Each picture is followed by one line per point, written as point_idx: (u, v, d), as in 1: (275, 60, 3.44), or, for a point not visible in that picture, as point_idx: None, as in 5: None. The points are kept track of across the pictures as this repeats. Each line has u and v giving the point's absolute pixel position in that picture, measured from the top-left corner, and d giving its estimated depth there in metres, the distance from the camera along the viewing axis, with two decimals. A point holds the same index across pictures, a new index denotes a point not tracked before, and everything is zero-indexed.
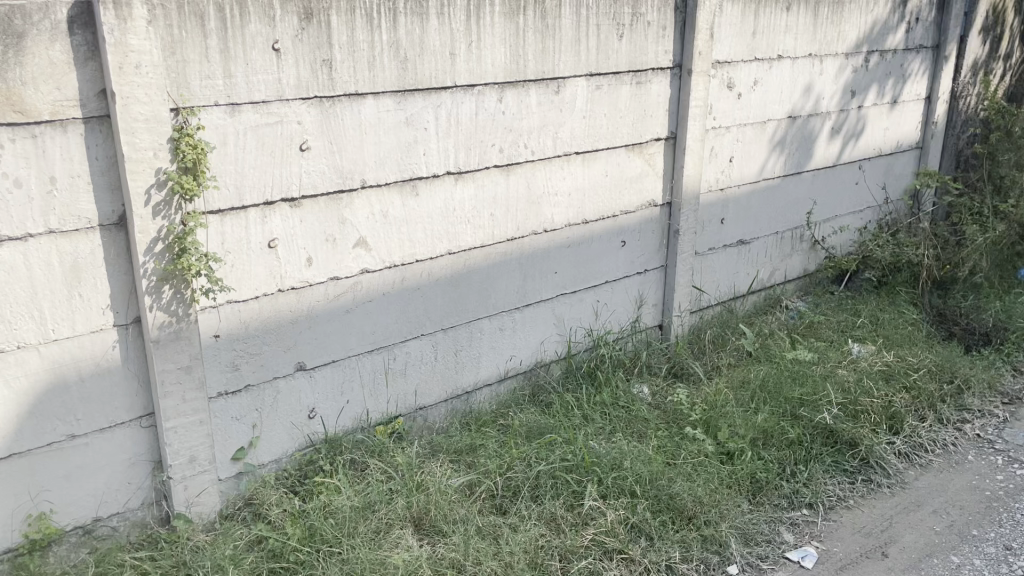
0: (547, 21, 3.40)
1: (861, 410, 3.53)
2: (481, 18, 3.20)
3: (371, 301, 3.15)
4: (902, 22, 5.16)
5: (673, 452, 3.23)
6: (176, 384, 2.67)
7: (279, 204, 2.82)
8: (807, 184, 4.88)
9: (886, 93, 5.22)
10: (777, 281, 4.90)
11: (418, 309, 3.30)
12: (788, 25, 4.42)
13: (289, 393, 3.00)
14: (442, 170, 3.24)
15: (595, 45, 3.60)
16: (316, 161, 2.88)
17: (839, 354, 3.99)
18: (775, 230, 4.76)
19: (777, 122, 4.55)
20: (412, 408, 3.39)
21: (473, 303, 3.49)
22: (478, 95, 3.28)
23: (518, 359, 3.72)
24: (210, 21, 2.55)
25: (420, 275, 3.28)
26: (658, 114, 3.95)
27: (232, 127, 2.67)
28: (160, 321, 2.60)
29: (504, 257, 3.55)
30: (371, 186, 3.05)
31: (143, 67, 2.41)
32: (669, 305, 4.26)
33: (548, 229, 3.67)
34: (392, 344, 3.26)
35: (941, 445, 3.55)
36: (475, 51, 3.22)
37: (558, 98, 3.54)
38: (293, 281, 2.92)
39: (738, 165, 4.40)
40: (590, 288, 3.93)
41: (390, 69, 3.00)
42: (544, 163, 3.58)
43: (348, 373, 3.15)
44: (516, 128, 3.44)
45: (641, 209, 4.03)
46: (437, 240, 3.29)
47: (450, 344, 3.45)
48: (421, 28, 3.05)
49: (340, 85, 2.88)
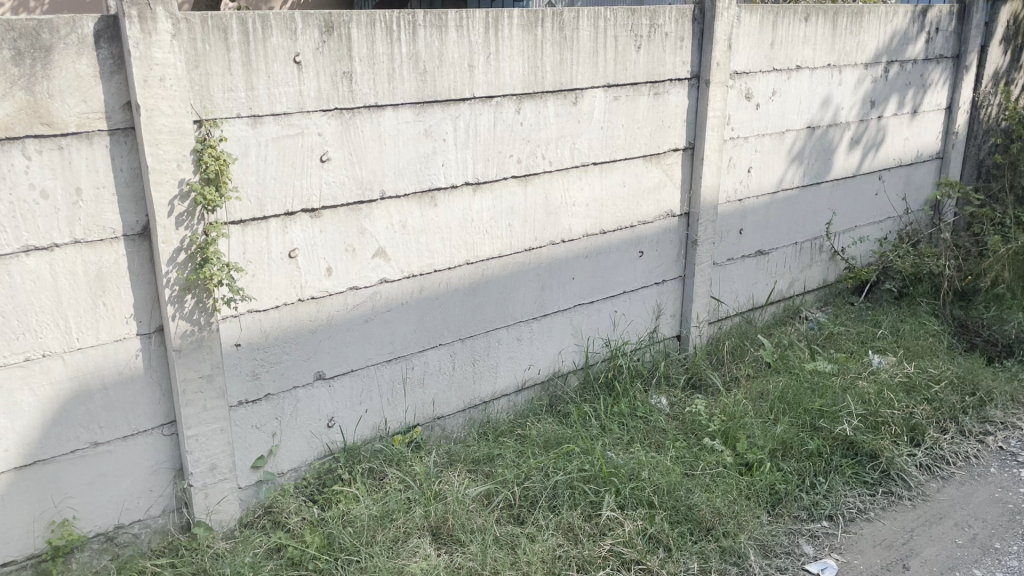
0: (565, 33, 3.43)
1: (882, 421, 3.49)
2: (500, 31, 3.23)
3: (389, 311, 3.18)
4: (923, 32, 5.13)
5: (691, 463, 3.22)
6: (197, 393, 2.70)
7: (299, 215, 2.86)
8: (826, 194, 4.87)
9: (906, 103, 5.20)
10: (796, 292, 4.88)
11: (437, 318, 3.33)
12: (807, 36, 4.42)
13: (309, 402, 3.03)
14: (460, 181, 3.27)
15: (613, 57, 3.62)
16: (336, 172, 2.92)
17: (860, 365, 3.95)
18: (794, 240, 4.74)
19: (796, 132, 4.55)
20: (431, 417, 3.41)
21: (491, 313, 3.50)
22: (497, 106, 3.31)
23: (535, 369, 3.73)
24: (233, 34, 2.59)
25: (438, 285, 3.30)
26: (676, 125, 3.96)
27: (254, 138, 2.71)
28: (182, 330, 2.63)
29: (522, 267, 3.56)
30: (390, 198, 3.08)
31: (167, 80, 2.45)
32: (687, 316, 4.25)
33: (565, 239, 3.69)
34: (411, 353, 3.28)
35: (963, 457, 3.49)
36: (493, 63, 3.24)
37: (576, 109, 3.56)
38: (313, 291, 2.95)
39: (757, 176, 4.40)
40: (608, 297, 3.94)
41: (410, 81, 3.03)
42: (562, 173, 3.60)
43: (366, 382, 3.18)
44: (534, 138, 3.46)
45: (659, 220, 4.03)
46: (455, 250, 3.32)
47: (468, 354, 3.47)
48: (440, 40, 3.08)
49: (360, 98, 2.92)
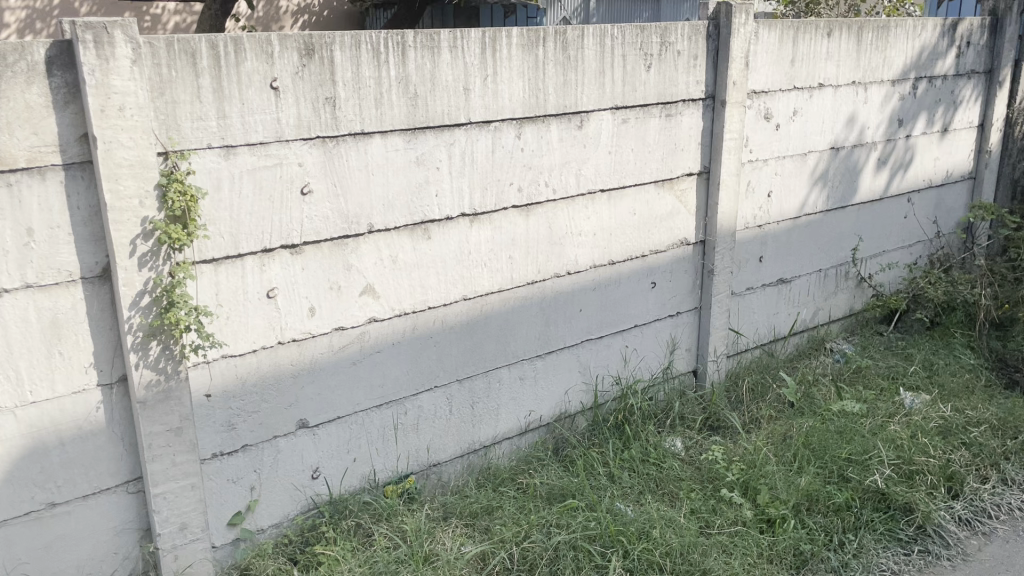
0: (568, 53, 3.20)
1: (916, 470, 3.18)
2: (498, 51, 3.02)
3: (379, 351, 2.95)
4: (953, 46, 4.86)
5: (706, 518, 2.95)
6: (165, 447, 2.49)
7: (278, 252, 2.65)
8: (852, 218, 4.59)
9: (936, 120, 4.92)
10: (820, 321, 4.61)
11: (431, 359, 3.10)
12: (830, 52, 4.17)
13: (291, 452, 2.80)
14: (456, 213, 3.04)
15: (621, 77, 3.39)
16: (318, 204, 2.70)
17: (890, 406, 3.66)
18: (817, 267, 4.47)
19: (819, 154, 4.29)
20: (426, 465, 3.17)
21: (491, 351, 3.27)
22: (496, 132, 3.08)
23: (539, 411, 3.48)
24: (202, 59, 2.39)
25: (432, 323, 3.07)
26: (691, 148, 3.71)
27: (227, 171, 2.50)
28: (147, 380, 2.42)
29: (524, 302, 3.33)
30: (379, 231, 2.86)
31: (128, 109, 2.26)
32: (704, 350, 3.99)
33: (571, 271, 3.45)
34: (404, 397, 3.05)
35: (1008, 510, 3.13)
36: (491, 86, 3.02)
37: (581, 133, 3.33)
38: (294, 332, 2.73)
39: (777, 200, 4.14)
40: (619, 332, 3.69)
41: (400, 106, 2.82)
42: (567, 203, 3.36)
43: (355, 430, 2.94)
44: (536, 165, 3.23)
45: (672, 248, 3.78)
46: (451, 285, 3.09)
47: (466, 396, 3.23)
48: (433, 62, 2.87)
49: (344, 125, 2.71)
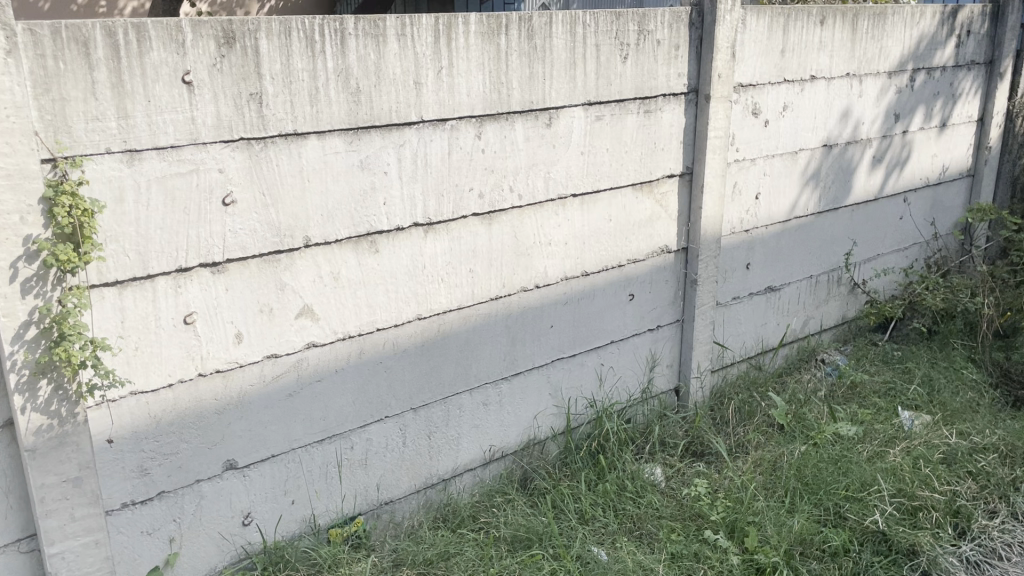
0: (535, 42, 2.86)
1: (919, 507, 2.88)
2: (453, 40, 2.67)
3: (320, 381, 2.61)
4: (953, 35, 4.55)
5: (687, 567, 2.65)
6: (60, 501, 2.15)
7: (197, 270, 2.30)
8: (845, 220, 4.29)
9: (934, 115, 4.61)
10: (811, 330, 4.31)
11: (382, 387, 2.76)
12: (822, 42, 3.85)
13: (217, 497, 2.47)
14: (407, 223, 2.70)
15: (595, 69, 3.05)
16: (243, 216, 2.35)
17: (889, 429, 3.37)
18: (808, 273, 4.16)
19: (811, 152, 3.97)
20: (376, 504, 2.84)
21: (450, 376, 2.94)
22: (452, 131, 2.74)
23: (505, 439, 3.15)
24: (97, 48, 2.04)
25: (381, 347, 2.74)
26: (672, 147, 3.38)
27: (131, 179, 2.15)
28: (36, 425, 2.08)
29: (487, 320, 3.00)
30: (317, 245, 2.52)
31: (2, 109, 1.90)
32: (686, 367, 3.67)
33: (539, 284, 3.12)
34: (349, 430, 2.72)
35: (1020, 549, 2.79)
36: (446, 79, 2.68)
37: (550, 132, 2.99)
38: (217, 362, 2.39)
39: (766, 203, 3.83)
40: (593, 349, 3.36)
41: (339, 102, 2.47)
42: (534, 209, 3.03)
43: (292, 469, 2.61)
44: (499, 168, 2.89)
45: (652, 257, 3.46)
46: (403, 303, 2.76)
47: (422, 425, 2.90)
48: (378, 53, 2.52)
49: (272, 125, 2.36)
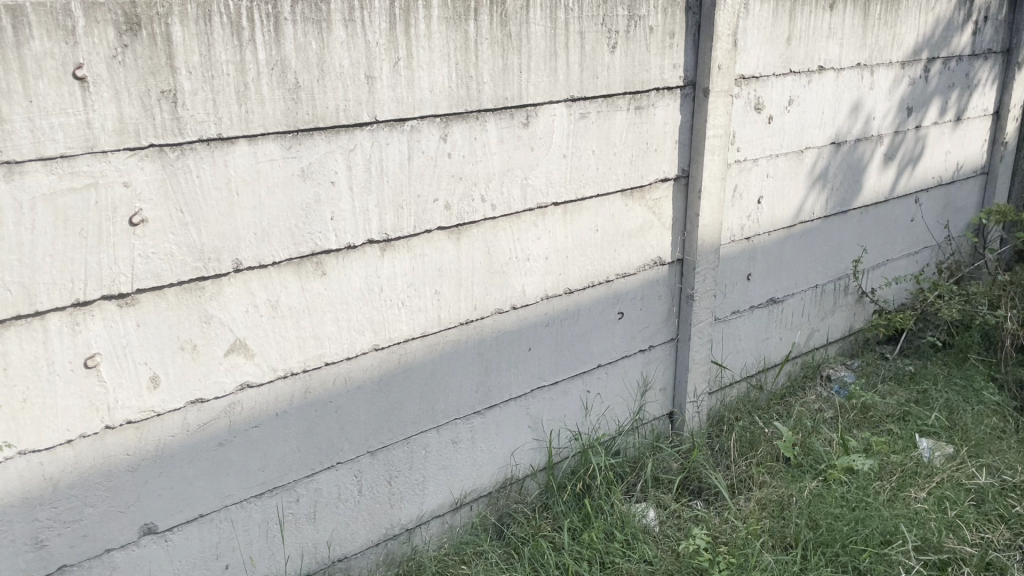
0: (509, 29, 2.47)
1: (948, 563, 2.56)
2: (413, 27, 2.28)
3: (258, 426, 2.24)
4: (970, 21, 4.18)
5: None
6: None
7: (99, 304, 1.92)
8: (854, 224, 3.92)
9: (949, 108, 4.25)
10: (817, 344, 3.95)
11: (332, 430, 2.39)
12: (832, 28, 3.48)
13: (133, 567, 2.11)
14: (360, 240, 2.32)
15: (579, 61, 2.67)
16: (156, 238, 1.97)
17: (909, 463, 3.03)
18: (813, 283, 3.80)
19: (818, 150, 3.60)
20: (327, 562, 2.49)
21: (413, 413, 2.56)
22: (412, 132, 2.36)
23: (477, 480, 2.79)
24: None
25: (331, 384, 2.36)
26: (666, 147, 3.01)
27: (10, 197, 1.77)
28: None
29: (456, 347, 2.62)
30: (250, 269, 2.13)
31: None
32: (682, 391, 3.31)
33: (517, 305, 2.74)
34: (294, 481, 2.35)
35: None
36: (404, 73, 2.29)
37: (527, 132, 2.61)
38: (128, 412, 2.01)
39: (769, 207, 3.46)
40: (578, 375, 2.99)
41: (274, 100, 2.08)
42: (510, 220, 2.65)
43: (226, 529, 2.25)
44: (469, 174, 2.51)
45: (643, 270, 3.09)
46: (357, 333, 2.38)
47: (381, 470, 2.53)
48: (321, 42, 2.13)
49: (190, 128, 1.97)
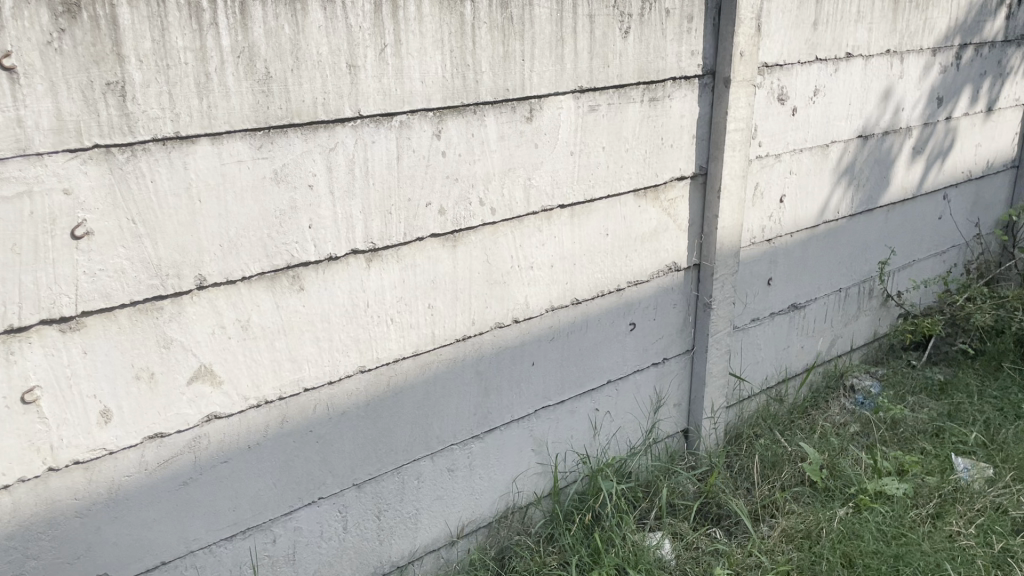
0: (511, 12, 2.20)
1: None
2: (401, 9, 2.01)
3: (227, 462, 1.98)
4: (1004, 4, 3.89)
5: None
6: None
7: (37, 330, 1.66)
8: (880, 222, 3.66)
9: (980, 98, 3.97)
10: (840, 351, 3.69)
11: (312, 462, 2.14)
12: (861, 12, 3.20)
13: None
14: (344, 250, 2.06)
15: (588, 48, 2.40)
16: (105, 252, 1.71)
17: (947, 488, 2.79)
18: (837, 286, 3.54)
19: (844, 144, 3.33)
20: None
21: (405, 440, 2.31)
22: (402, 128, 2.09)
23: (475, 510, 2.54)
24: None
25: (310, 413, 2.10)
26: (682, 142, 2.74)
27: None
28: None
29: (452, 367, 2.37)
30: (216, 285, 1.87)
31: None
32: (698, 406, 3.05)
33: (519, 318, 2.48)
34: (270, 520, 2.10)
35: None
36: (391, 62, 2.02)
37: (531, 128, 2.35)
38: (76, 451, 1.76)
39: (792, 206, 3.19)
40: (585, 392, 2.74)
41: (241, 93, 1.81)
42: (512, 225, 2.39)
43: None
44: (466, 175, 2.24)
45: (657, 277, 2.83)
46: (340, 354, 2.12)
47: (369, 504, 2.29)
48: (295, 27, 1.86)
49: (143, 126, 1.70)
